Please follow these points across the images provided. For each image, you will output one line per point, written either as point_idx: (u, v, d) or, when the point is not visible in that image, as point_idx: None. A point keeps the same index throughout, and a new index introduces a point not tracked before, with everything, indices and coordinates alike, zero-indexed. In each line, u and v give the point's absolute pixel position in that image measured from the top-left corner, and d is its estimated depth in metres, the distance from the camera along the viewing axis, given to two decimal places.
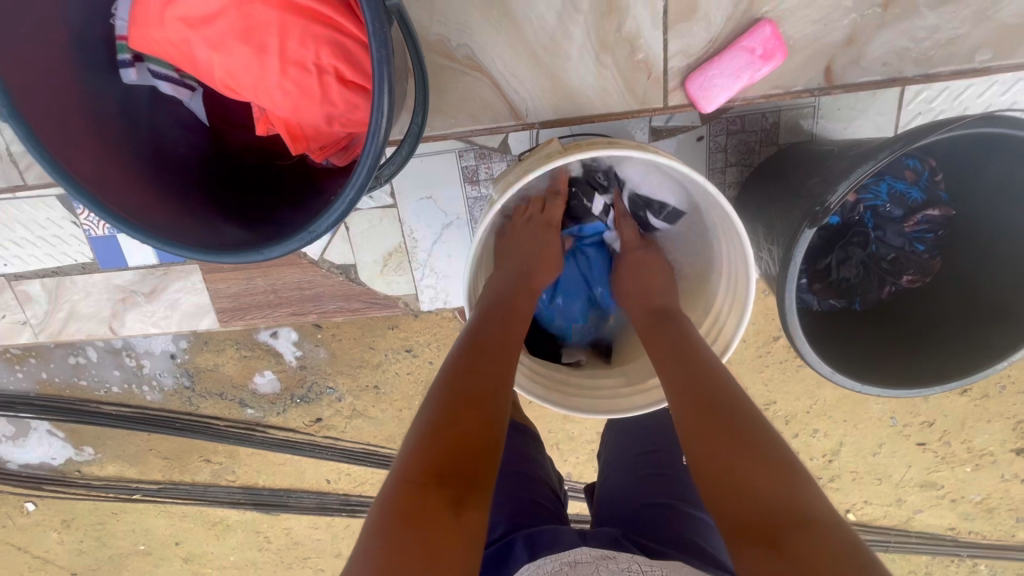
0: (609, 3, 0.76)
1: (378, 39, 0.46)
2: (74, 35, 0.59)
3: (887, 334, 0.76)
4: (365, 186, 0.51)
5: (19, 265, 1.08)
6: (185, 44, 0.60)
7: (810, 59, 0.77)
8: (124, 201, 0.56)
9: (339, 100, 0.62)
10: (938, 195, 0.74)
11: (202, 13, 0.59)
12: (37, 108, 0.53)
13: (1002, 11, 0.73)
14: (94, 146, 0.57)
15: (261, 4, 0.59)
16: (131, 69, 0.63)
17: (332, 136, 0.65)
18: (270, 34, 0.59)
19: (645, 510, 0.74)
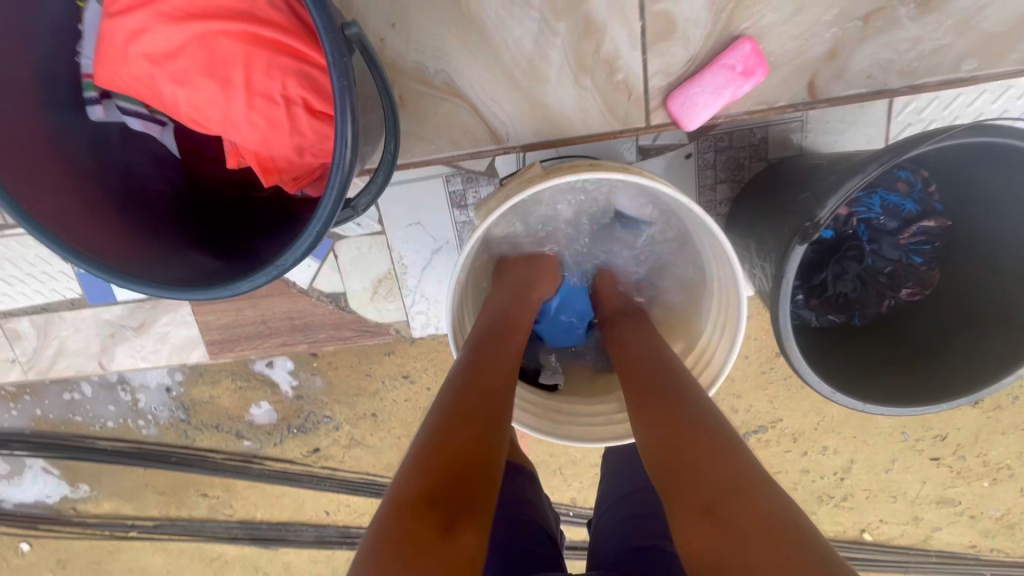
0: (586, 26, 0.75)
1: (340, 70, 0.46)
2: (39, 75, 0.60)
3: (891, 349, 0.74)
4: (331, 214, 0.51)
5: (8, 303, 1.07)
6: (150, 80, 0.59)
7: (792, 75, 0.77)
8: (89, 235, 0.56)
9: (308, 130, 0.61)
10: (932, 206, 0.73)
11: (167, 48, 0.57)
12: (5, 147, 0.54)
13: (983, 21, 0.73)
14: (62, 183, 0.57)
15: (225, 37, 0.57)
16: (97, 106, 0.63)
17: (305, 167, 0.65)
18: (235, 67, 0.58)
19: (636, 552, 0.67)
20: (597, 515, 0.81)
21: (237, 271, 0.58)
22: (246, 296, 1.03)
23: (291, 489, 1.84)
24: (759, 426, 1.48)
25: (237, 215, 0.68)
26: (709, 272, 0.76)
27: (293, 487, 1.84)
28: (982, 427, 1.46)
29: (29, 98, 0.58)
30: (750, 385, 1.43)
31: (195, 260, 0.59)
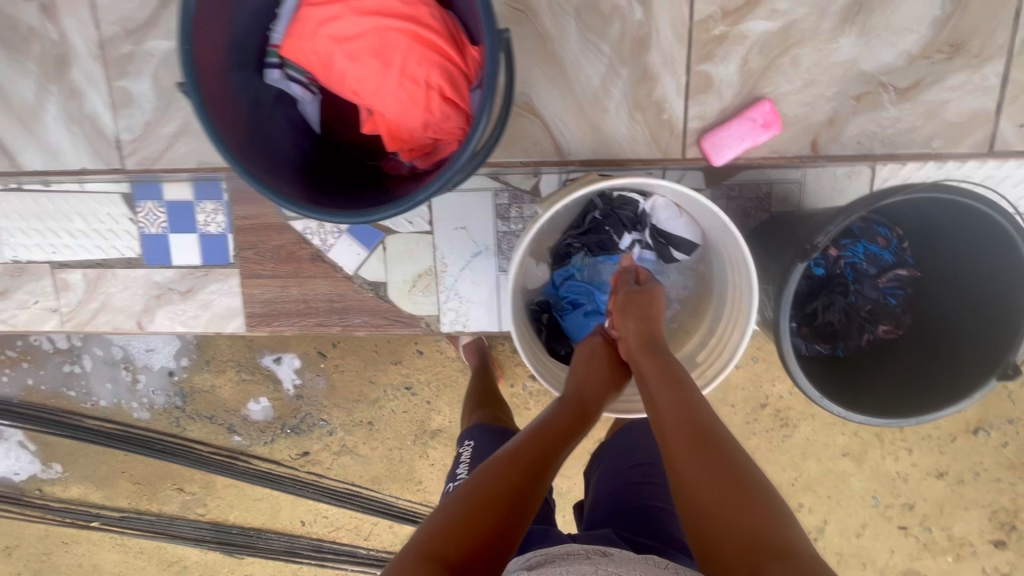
0: (644, 72, 0.92)
1: (494, 65, 0.59)
2: (239, 30, 0.71)
3: (867, 373, 0.86)
4: (458, 170, 0.63)
5: (68, 254, 1.15)
6: (329, 56, 0.72)
7: (798, 133, 0.93)
8: (230, 137, 0.67)
9: (436, 111, 0.73)
10: (905, 259, 0.88)
11: (348, 33, 0.71)
12: (203, 60, 0.66)
13: (948, 112, 0.91)
14: (226, 103, 0.68)
15: (396, 31, 0.71)
16: (275, 71, 0.74)
17: (422, 141, 0.75)
18: (396, 53, 0.71)
19: (636, 512, 0.85)
20: (595, 474, 0.96)
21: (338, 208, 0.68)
22: (295, 273, 1.13)
23: (271, 493, 1.83)
24: None
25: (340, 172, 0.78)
26: (721, 282, 0.84)
27: (272, 492, 1.82)
28: (947, 501, 1.54)
29: (230, 54, 0.71)
30: (735, 432, 1.53)
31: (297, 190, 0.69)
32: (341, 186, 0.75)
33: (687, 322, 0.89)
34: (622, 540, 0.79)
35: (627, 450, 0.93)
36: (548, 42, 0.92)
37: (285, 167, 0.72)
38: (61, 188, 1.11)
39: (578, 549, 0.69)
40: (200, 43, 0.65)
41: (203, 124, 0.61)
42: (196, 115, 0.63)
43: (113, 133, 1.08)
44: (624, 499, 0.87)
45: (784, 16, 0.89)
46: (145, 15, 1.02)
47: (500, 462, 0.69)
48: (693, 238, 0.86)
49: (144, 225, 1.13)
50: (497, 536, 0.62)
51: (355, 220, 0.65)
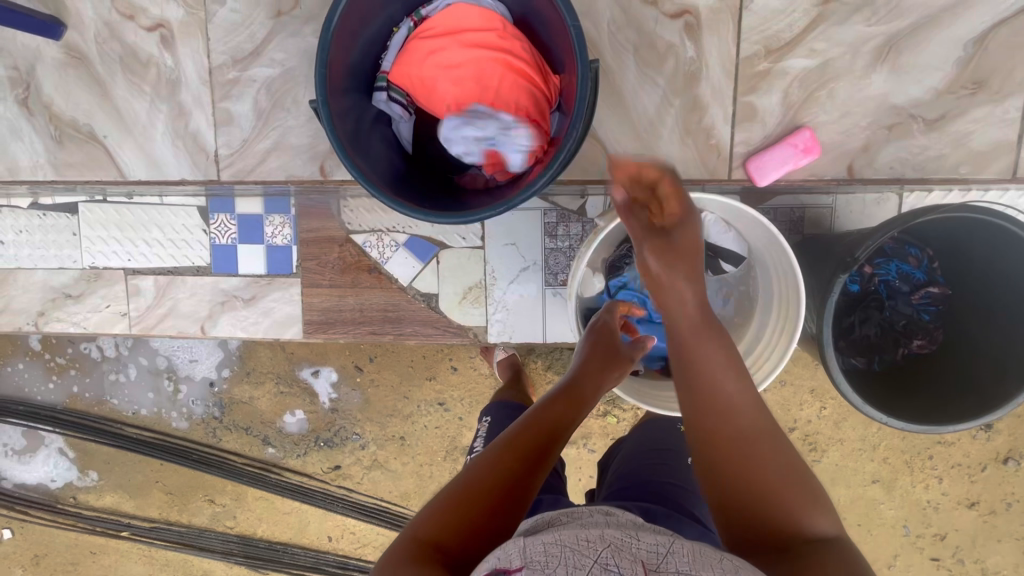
0: (694, 102, 1.01)
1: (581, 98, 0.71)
2: (360, 52, 0.81)
3: (903, 385, 0.91)
4: (545, 178, 0.71)
5: (142, 261, 1.24)
6: (433, 81, 0.82)
7: (835, 159, 1.01)
8: (342, 137, 0.75)
9: (521, 132, 0.81)
10: (936, 277, 0.93)
11: (453, 63, 0.82)
12: (332, 71, 0.75)
13: (974, 141, 0.98)
14: (341, 109, 0.77)
15: (494, 63, 0.81)
16: (383, 93, 0.83)
17: (503, 157, 0.83)
18: (493, 82, 0.81)
19: (647, 485, 0.91)
20: (613, 463, 1.04)
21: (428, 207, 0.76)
22: (353, 284, 1.20)
23: (300, 506, 1.85)
24: None
25: (428, 183, 0.86)
26: (764, 294, 0.90)
27: (301, 505, 1.85)
28: (978, 532, 1.53)
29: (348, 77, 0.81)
30: None
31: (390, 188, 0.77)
32: (425, 191, 0.82)
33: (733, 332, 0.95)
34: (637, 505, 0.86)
35: (646, 440, 1.02)
36: (606, 73, 1.01)
37: (380, 169, 0.81)
38: (144, 200, 1.21)
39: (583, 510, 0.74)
40: (332, 56, 0.75)
41: (326, 127, 0.69)
42: (320, 112, 0.71)
43: (213, 147, 1.18)
44: (637, 474, 0.95)
45: (823, 55, 0.98)
46: (240, 46, 1.14)
47: (496, 450, 0.74)
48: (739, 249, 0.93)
49: (216, 236, 1.21)
50: (491, 519, 0.68)
51: (449, 219, 0.71)
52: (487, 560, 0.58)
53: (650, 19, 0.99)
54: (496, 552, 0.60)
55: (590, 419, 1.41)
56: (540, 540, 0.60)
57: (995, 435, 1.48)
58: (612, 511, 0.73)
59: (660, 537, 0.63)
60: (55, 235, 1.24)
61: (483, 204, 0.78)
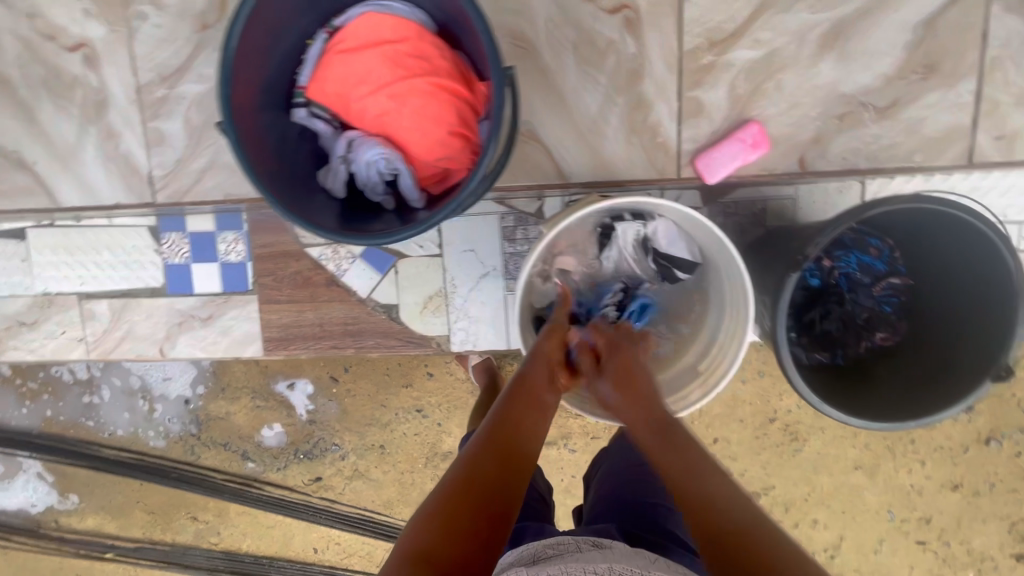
0: (638, 100, 0.98)
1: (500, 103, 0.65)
2: (272, 68, 0.77)
3: (868, 381, 0.88)
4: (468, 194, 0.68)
5: (95, 285, 1.21)
6: (352, 97, 0.78)
7: (786, 152, 0.98)
8: (256, 162, 0.71)
9: (448, 146, 0.78)
10: (898, 267, 0.92)
11: (371, 77, 0.77)
12: (239, 92, 0.71)
13: (926, 128, 0.96)
14: (254, 131, 0.73)
15: (414, 75, 0.77)
16: (302, 109, 0.80)
17: (434, 172, 0.79)
18: (414, 95, 0.77)
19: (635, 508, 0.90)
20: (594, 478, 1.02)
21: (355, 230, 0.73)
22: (311, 298, 1.18)
23: (284, 520, 1.83)
24: (754, 490, 1.54)
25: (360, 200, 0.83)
26: (720, 294, 0.89)
27: (285, 518, 1.83)
28: (964, 513, 1.53)
29: (260, 94, 0.76)
30: (746, 447, 1.52)
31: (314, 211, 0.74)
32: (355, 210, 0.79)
33: (687, 332, 0.94)
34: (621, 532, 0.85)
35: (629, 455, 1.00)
36: (547, 74, 0.98)
37: (304, 191, 0.77)
38: (91, 222, 1.18)
39: (572, 541, 0.78)
40: (237, 77, 0.70)
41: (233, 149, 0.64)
42: (226, 138, 0.67)
43: (146, 168, 1.15)
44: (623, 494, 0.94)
45: (767, 45, 0.95)
46: (169, 61, 1.10)
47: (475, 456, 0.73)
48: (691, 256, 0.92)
49: (168, 255, 1.18)
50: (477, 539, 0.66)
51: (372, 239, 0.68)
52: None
53: (588, 16, 0.96)
54: None
55: (569, 421, 1.39)
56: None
57: (976, 417, 1.46)
58: (602, 542, 0.77)
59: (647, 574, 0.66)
60: (4, 263, 1.21)
61: (414, 220, 0.77)
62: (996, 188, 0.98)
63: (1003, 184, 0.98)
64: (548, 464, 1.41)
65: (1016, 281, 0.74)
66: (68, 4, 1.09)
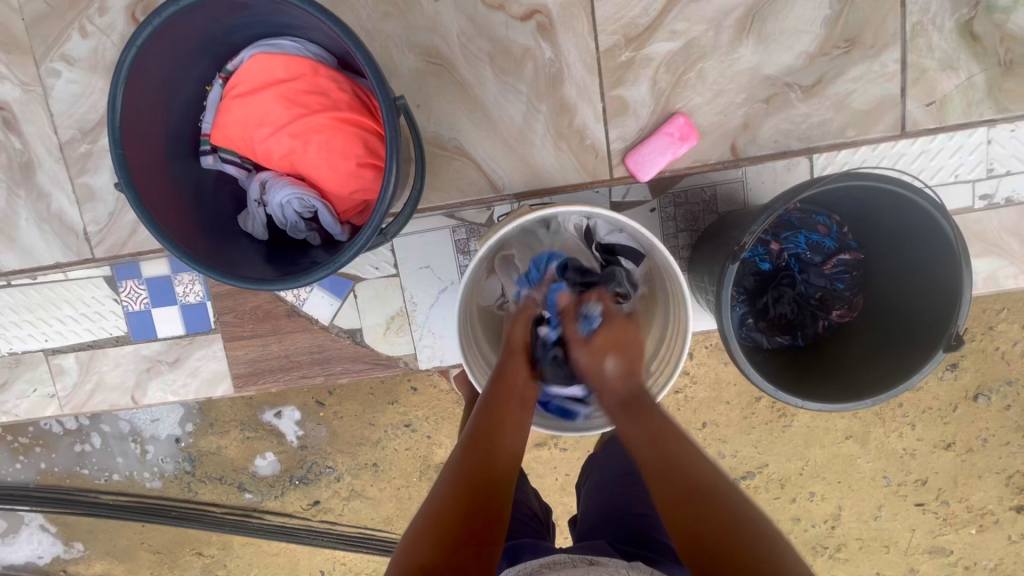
0: (561, 105, 0.97)
1: (391, 127, 0.64)
2: (171, 118, 0.76)
3: (828, 360, 0.87)
4: (379, 224, 0.68)
5: (59, 340, 1.21)
6: (258, 141, 0.78)
7: (717, 140, 0.96)
8: (168, 217, 0.71)
9: (361, 176, 0.78)
10: (848, 242, 0.90)
11: (274, 119, 0.77)
12: (138, 152, 0.70)
13: (856, 101, 0.94)
14: (161, 188, 0.73)
15: (316, 112, 0.77)
16: (209, 157, 0.80)
17: (352, 203, 0.80)
18: (318, 132, 0.77)
19: (626, 517, 0.86)
20: (585, 490, 1.00)
21: (280, 271, 0.73)
22: (273, 331, 1.17)
23: (287, 546, 1.84)
24: (746, 471, 1.54)
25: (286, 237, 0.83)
26: (665, 290, 0.90)
27: (288, 544, 1.84)
28: (960, 471, 1.52)
29: (164, 148, 0.76)
30: (734, 429, 1.51)
31: (240, 260, 0.74)
32: (282, 249, 0.80)
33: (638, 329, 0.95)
34: (614, 548, 0.80)
35: (617, 462, 0.97)
36: (468, 88, 0.97)
37: (224, 238, 0.77)
38: (47, 279, 1.18)
39: (565, 561, 0.73)
40: (131, 135, 0.70)
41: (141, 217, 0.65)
42: (129, 202, 0.67)
43: (80, 225, 1.13)
44: (613, 503, 0.90)
45: (684, 36, 0.93)
46: (89, 115, 1.09)
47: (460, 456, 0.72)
48: (634, 246, 0.94)
49: (127, 303, 1.18)
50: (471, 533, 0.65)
51: (299, 282, 0.70)
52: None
53: (500, 26, 0.94)
54: None
55: None
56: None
57: (961, 373, 1.44)
58: (597, 559, 0.73)
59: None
60: None
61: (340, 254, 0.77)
62: (933, 151, 0.97)
63: (942, 147, 0.96)
64: (538, 467, 1.41)
65: (956, 246, 0.73)
66: None
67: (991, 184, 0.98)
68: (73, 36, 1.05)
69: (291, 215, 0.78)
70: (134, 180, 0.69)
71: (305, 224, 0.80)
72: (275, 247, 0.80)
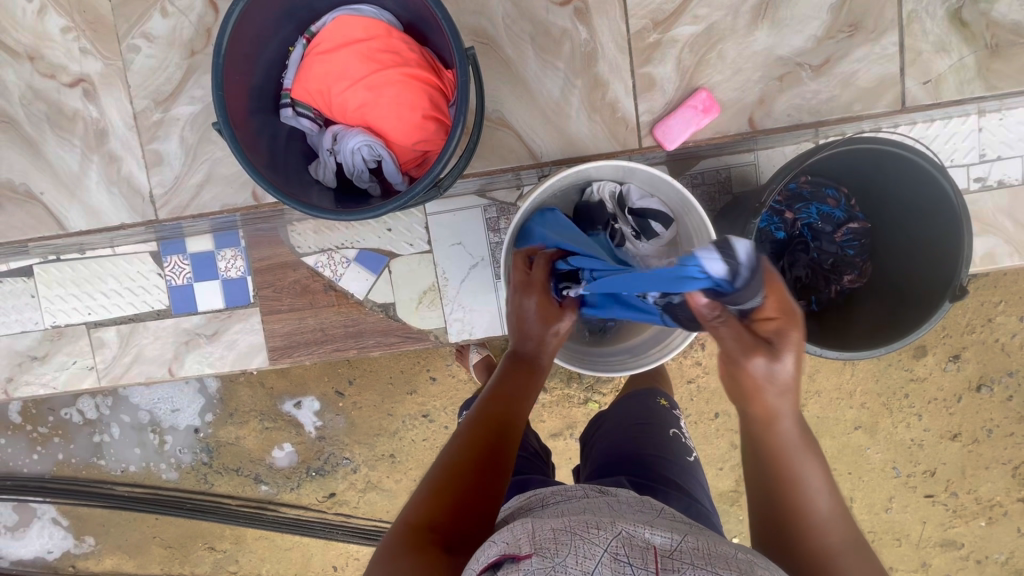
0: (595, 81, 1.06)
1: (463, 71, 0.72)
2: (259, 72, 0.86)
3: (842, 320, 0.94)
4: (447, 162, 0.75)
5: (103, 312, 1.26)
6: (336, 95, 0.86)
7: (736, 114, 1.05)
8: (250, 155, 0.79)
9: (427, 128, 0.86)
10: (856, 214, 0.97)
11: (352, 74, 0.85)
12: (232, 94, 0.79)
13: (863, 79, 1.04)
14: (244, 129, 0.81)
15: (389, 68, 0.85)
16: (289, 109, 0.88)
17: (414, 155, 0.88)
18: (391, 87, 0.85)
19: (638, 457, 0.92)
20: (595, 440, 1.03)
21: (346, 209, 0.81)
22: (311, 304, 1.23)
23: (302, 540, 1.84)
24: None
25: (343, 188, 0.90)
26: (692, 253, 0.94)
27: (302, 539, 1.84)
28: (967, 463, 1.55)
29: (251, 96, 0.85)
30: None
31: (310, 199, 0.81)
32: (346, 195, 0.87)
33: None
34: (630, 481, 0.86)
35: (629, 412, 1.02)
36: (509, 65, 1.06)
37: (294, 181, 0.85)
38: (95, 253, 1.23)
39: (577, 490, 0.75)
40: (228, 79, 0.78)
41: (238, 152, 0.74)
42: (223, 138, 0.75)
43: (147, 189, 1.20)
44: (624, 446, 0.95)
45: (706, 20, 1.03)
46: (163, 87, 1.17)
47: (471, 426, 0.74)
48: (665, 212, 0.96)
49: (171, 277, 1.24)
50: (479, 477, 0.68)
51: (366, 215, 0.77)
52: (494, 546, 0.58)
53: (541, 9, 1.04)
54: (499, 535, 0.59)
55: (575, 410, 1.41)
56: (547, 525, 0.58)
57: (965, 364, 1.49)
58: (609, 491, 0.75)
59: (668, 530, 0.60)
60: (14, 300, 1.26)
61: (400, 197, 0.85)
62: (930, 134, 1.05)
63: (938, 132, 1.06)
64: (557, 451, 1.44)
65: (956, 205, 0.80)
66: (66, 43, 1.17)
67: (985, 168, 1.07)
68: (153, 16, 1.15)
69: (358, 163, 0.86)
70: (227, 119, 0.77)
71: (368, 174, 0.88)
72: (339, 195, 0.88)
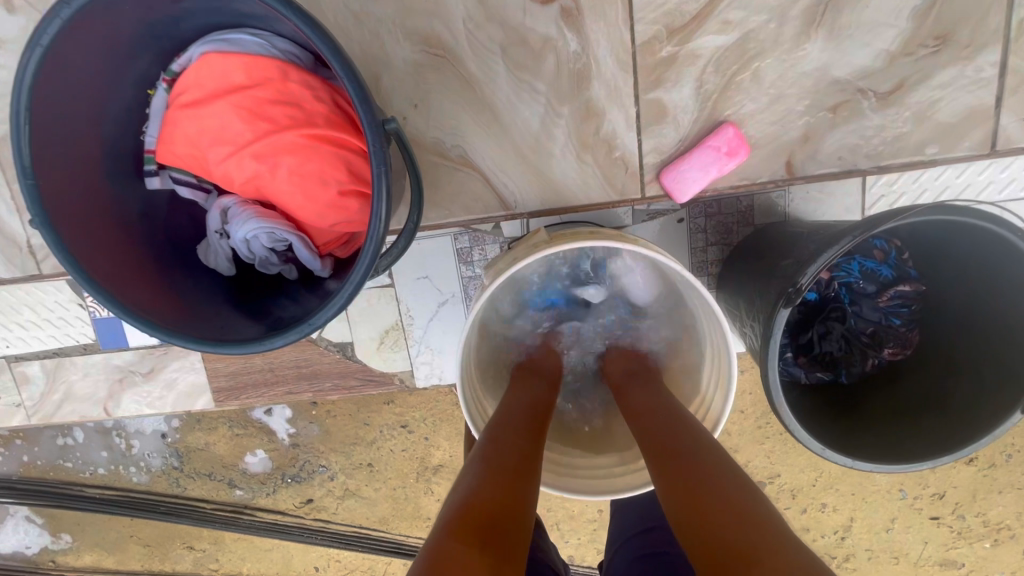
0: (587, 108, 0.85)
1: (378, 155, 0.56)
2: (106, 147, 0.72)
3: (885, 405, 0.78)
4: (364, 278, 0.59)
5: (22, 346, 1.10)
6: (215, 161, 0.73)
7: (771, 154, 0.84)
8: (96, 266, 0.65)
9: (344, 201, 0.75)
10: (907, 272, 0.79)
11: (234, 135, 0.72)
12: (59, 191, 0.65)
13: (940, 112, 0.82)
14: (94, 227, 0.68)
15: (282, 129, 0.72)
16: (156, 177, 0.76)
17: (335, 234, 0.78)
18: (284, 154, 0.72)
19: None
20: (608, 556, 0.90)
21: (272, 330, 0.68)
22: None
23: (281, 543, 1.64)
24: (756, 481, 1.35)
25: (253, 277, 0.80)
26: (699, 333, 0.79)
27: (282, 542, 1.64)
28: (977, 485, 1.34)
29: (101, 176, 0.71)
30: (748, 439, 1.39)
31: (199, 322, 0.69)
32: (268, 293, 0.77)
33: (682, 360, 0.83)
34: None
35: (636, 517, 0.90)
36: (475, 86, 0.85)
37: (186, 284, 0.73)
38: (4, 281, 1.04)
39: None
40: (48, 177, 0.64)
41: (73, 270, 0.63)
42: (67, 269, 0.62)
43: (23, 238, 1.01)
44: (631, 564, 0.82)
45: (739, 27, 0.80)
46: None
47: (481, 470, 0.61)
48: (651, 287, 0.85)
49: (94, 309, 1.06)
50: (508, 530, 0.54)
51: (271, 341, 0.64)
52: None
53: (515, 10, 0.81)
54: None
55: None
56: None
57: None
58: None
59: None
60: None
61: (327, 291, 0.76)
62: (1006, 164, 0.84)
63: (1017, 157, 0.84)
64: None
65: None
66: None
67: None
68: None
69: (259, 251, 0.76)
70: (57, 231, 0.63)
71: (277, 257, 0.78)
72: (244, 285, 0.79)
